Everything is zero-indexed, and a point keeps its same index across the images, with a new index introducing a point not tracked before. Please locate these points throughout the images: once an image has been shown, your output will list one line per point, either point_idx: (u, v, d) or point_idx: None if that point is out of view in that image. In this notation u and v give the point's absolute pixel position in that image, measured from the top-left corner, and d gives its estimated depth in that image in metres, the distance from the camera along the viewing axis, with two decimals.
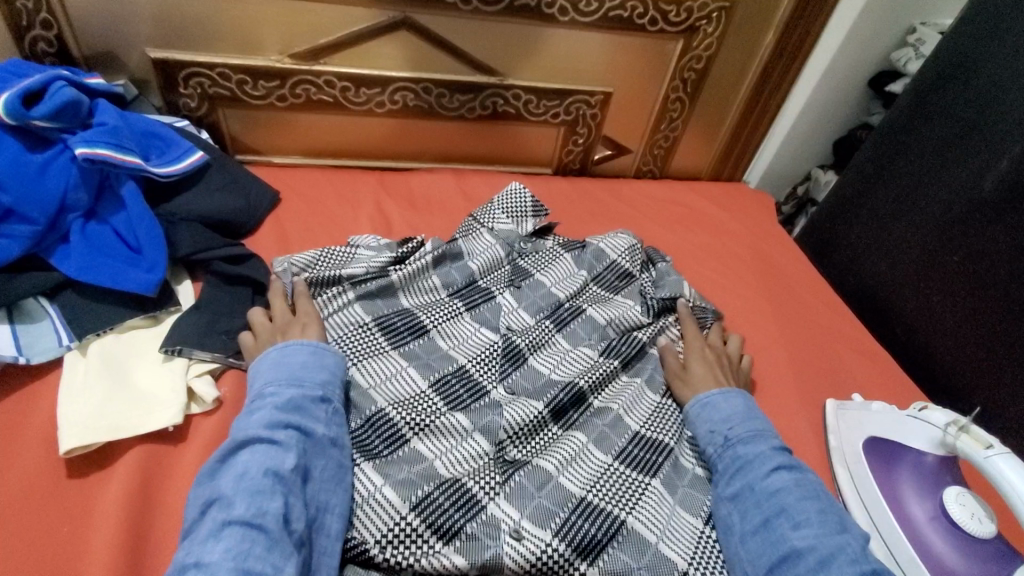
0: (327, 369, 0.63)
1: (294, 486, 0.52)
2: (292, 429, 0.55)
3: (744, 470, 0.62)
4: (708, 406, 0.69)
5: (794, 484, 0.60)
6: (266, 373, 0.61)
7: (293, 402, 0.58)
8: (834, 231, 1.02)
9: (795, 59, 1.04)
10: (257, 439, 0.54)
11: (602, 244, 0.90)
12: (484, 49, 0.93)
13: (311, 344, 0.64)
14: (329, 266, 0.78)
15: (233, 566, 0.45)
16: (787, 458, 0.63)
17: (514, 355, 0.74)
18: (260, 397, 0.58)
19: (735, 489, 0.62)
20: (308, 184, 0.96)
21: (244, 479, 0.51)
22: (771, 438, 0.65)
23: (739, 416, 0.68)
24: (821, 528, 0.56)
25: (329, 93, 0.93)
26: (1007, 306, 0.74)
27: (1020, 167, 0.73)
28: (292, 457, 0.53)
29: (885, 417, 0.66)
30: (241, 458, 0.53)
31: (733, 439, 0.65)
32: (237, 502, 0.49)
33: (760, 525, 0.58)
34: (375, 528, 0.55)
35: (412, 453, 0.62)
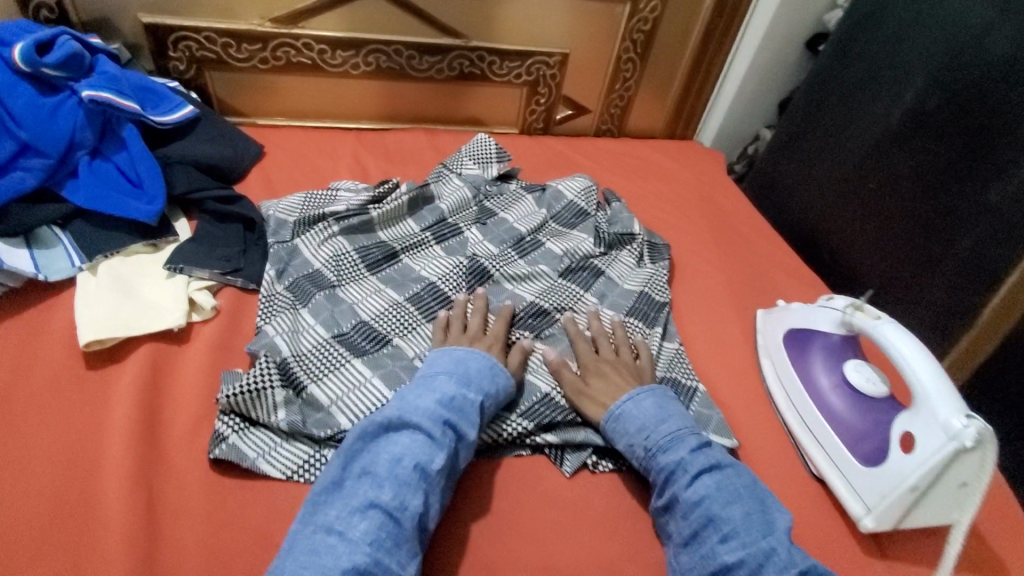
0: (497, 384, 0.65)
1: (434, 484, 0.55)
2: (451, 429, 0.58)
3: (670, 481, 0.60)
4: (621, 419, 0.64)
5: (716, 491, 0.58)
6: (446, 364, 0.64)
7: (459, 406, 0.60)
8: (773, 175, 1.13)
9: (734, 21, 1.15)
10: (418, 428, 0.57)
11: (560, 187, 0.99)
12: (448, 12, 1.02)
13: (491, 361, 0.66)
14: (313, 207, 0.87)
15: (367, 552, 0.49)
16: (708, 462, 0.60)
17: (480, 274, 0.83)
18: (431, 385, 0.61)
19: (665, 501, 0.59)
20: (291, 142, 1.04)
21: (397, 466, 0.55)
22: (689, 437, 0.62)
23: (654, 420, 0.64)
24: (748, 536, 0.54)
25: (308, 56, 1.01)
26: (914, 221, 0.84)
27: (924, 98, 0.83)
28: (442, 456, 0.56)
29: (800, 312, 0.76)
30: (399, 441, 0.56)
31: (653, 449, 0.62)
32: (386, 487, 0.53)
33: (689, 536, 0.56)
34: (355, 414, 0.62)
35: (396, 350, 0.70)
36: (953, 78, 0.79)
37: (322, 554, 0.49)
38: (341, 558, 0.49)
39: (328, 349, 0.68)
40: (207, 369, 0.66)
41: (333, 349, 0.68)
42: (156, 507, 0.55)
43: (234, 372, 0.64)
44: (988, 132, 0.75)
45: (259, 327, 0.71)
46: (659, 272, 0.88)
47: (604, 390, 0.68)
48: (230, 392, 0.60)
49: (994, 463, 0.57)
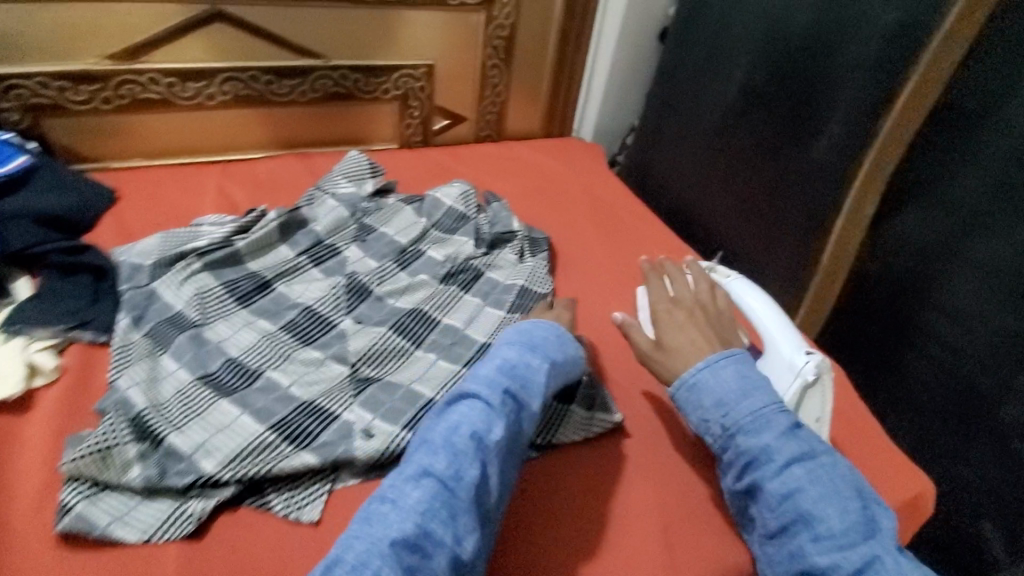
0: (564, 353, 0.68)
1: (493, 457, 0.57)
2: (508, 399, 0.60)
3: (754, 466, 0.59)
4: (696, 388, 0.63)
5: (807, 482, 0.57)
6: (510, 337, 0.68)
7: (515, 378, 0.62)
8: (644, 160, 1.19)
9: (587, 21, 1.21)
10: (475, 398, 0.60)
11: (438, 194, 1.00)
12: (302, 35, 1.01)
13: (557, 331, 0.69)
14: (171, 246, 0.82)
15: (417, 522, 0.51)
16: (795, 449, 0.59)
17: (359, 291, 0.82)
18: (490, 358, 0.64)
19: (745, 484, 0.59)
20: (150, 182, 0.98)
21: (452, 435, 0.57)
22: (779, 417, 0.60)
23: (734, 395, 0.62)
24: (844, 538, 0.55)
25: (156, 90, 0.97)
26: (763, 186, 0.91)
27: (751, 74, 0.91)
28: (498, 427, 0.58)
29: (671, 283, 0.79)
30: (455, 414, 0.59)
31: (733, 428, 0.61)
32: (440, 457, 0.55)
33: (776, 528, 0.57)
34: (221, 455, 0.59)
35: (270, 382, 0.67)
36: (768, 51, 0.88)
37: (376, 523, 0.51)
38: (392, 526, 0.51)
39: (191, 392, 0.64)
40: (53, 434, 0.61)
41: (197, 392, 0.64)
42: None
43: (82, 435, 0.60)
44: (802, 94, 0.84)
45: (113, 381, 0.66)
46: (539, 265, 0.91)
47: (681, 347, 0.67)
48: (74, 457, 0.56)
49: (832, 397, 0.65)
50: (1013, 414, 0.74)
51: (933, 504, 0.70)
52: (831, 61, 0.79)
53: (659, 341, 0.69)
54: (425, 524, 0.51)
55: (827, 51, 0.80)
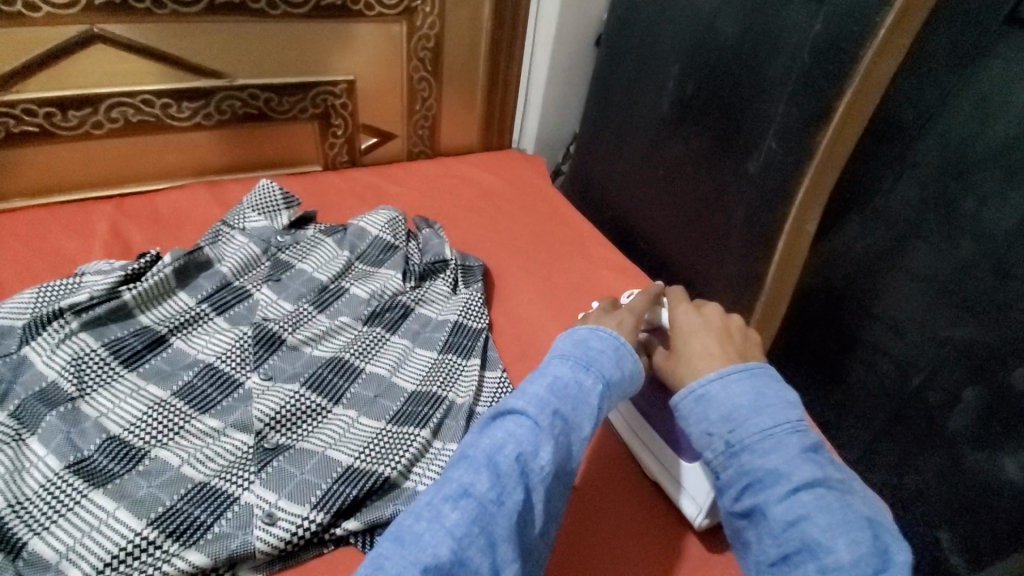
0: (622, 370, 0.56)
1: (539, 481, 0.49)
2: (560, 420, 0.51)
3: (756, 488, 0.47)
4: (703, 399, 0.52)
5: (820, 510, 0.44)
6: (564, 344, 0.58)
7: (572, 395, 0.53)
8: (586, 173, 1.14)
9: (518, 30, 1.15)
10: (524, 415, 0.51)
11: (362, 223, 0.92)
12: (200, 53, 0.91)
13: (614, 342, 0.57)
14: (47, 303, 0.71)
15: (450, 550, 0.44)
16: (811, 471, 0.46)
17: (270, 341, 0.73)
18: (548, 366, 0.55)
19: (746, 508, 0.47)
20: (28, 224, 0.87)
21: (494, 454, 0.49)
22: (791, 434, 0.48)
23: (746, 409, 0.50)
24: (857, 574, 0.41)
25: (32, 122, 0.86)
26: (704, 201, 0.87)
27: (683, 86, 0.87)
28: (548, 450, 0.49)
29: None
30: (500, 430, 0.51)
31: (738, 445, 0.48)
32: (479, 479, 0.47)
33: (779, 559, 0.44)
34: (88, 565, 0.50)
35: (156, 464, 0.58)
36: (699, 61, 0.84)
37: (405, 541, 0.44)
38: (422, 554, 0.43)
39: (56, 487, 0.55)
40: None
41: (66, 484, 0.55)
42: None
43: None
44: (735, 107, 0.79)
45: None
46: (472, 296, 0.84)
47: (689, 352, 0.58)
48: None
49: None
50: (957, 424, 0.71)
51: None
52: (760, 74, 0.75)
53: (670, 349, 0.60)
54: (459, 553, 0.44)
55: (758, 63, 0.75)
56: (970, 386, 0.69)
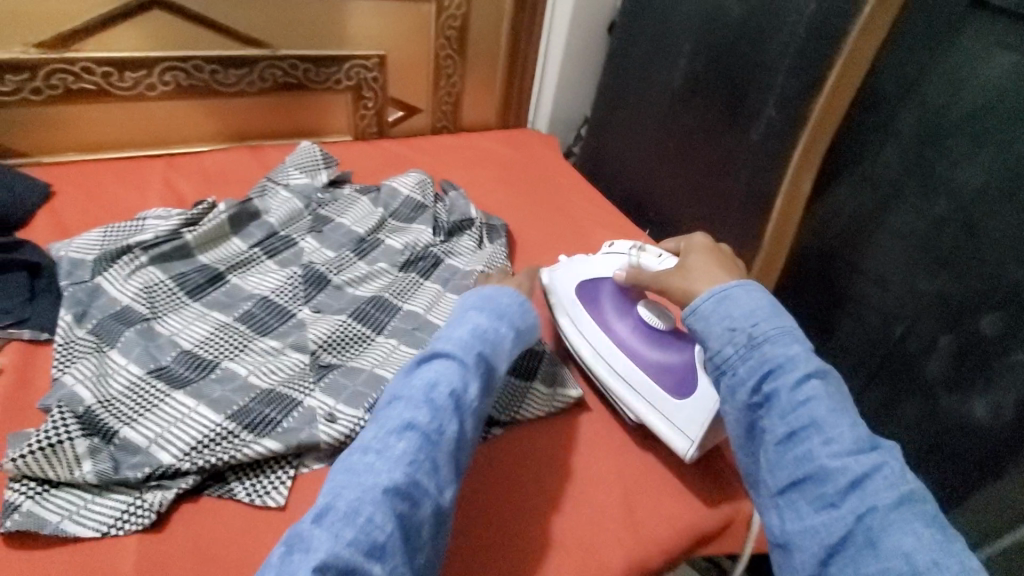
0: (526, 321, 0.65)
1: (471, 413, 0.54)
2: (482, 361, 0.57)
3: (772, 376, 0.51)
4: (726, 299, 0.55)
5: (826, 394, 0.49)
6: (474, 301, 0.63)
7: (490, 342, 0.59)
8: (598, 150, 1.22)
9: (537, 14, 1.23)
10: (453, 357, 0.56)
11: (394, 184, 0.99)
12: (247, 22, 0.98)
13: (518, 296, 0.66)
14: (115, 241, 0.78)
15: (406, 472, 0.46)
16: (818, 363, 0.51)
17: (317, 280, 0.81)
18: (464, 318, 0.61)
19: (760, 394, 0.51)
20: (86, 176, 0.94)
21: (433, 390, 0.52)
22: (801, 333, 0.53)
23: (765, 311, 0.54)
24: (852, 444, 0.47)
25: (90, 80, 0.92)
26: (711, 169, 0.95)
27: (693, 63, 0.95)
28: (474, 386, 0.54)
29: (593, 266, 0.79)
30: (432, 369, 0.54)
31: (758, 337, 0.52)
32: (421, 411, 0.50)
33: (786, 437, 0.48)
34: (178, 447, 0.58)
35: (226, 372, 0.66)
36: (709, 40, 0.92)
37: (362, 473, 0.46)
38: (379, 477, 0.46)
39: (141, 388, 0.62)
40: None
41: (148, 386, 0.63)
42: None
43: (23, 434, 0.56)
44: (741, 80, 0.88)
45: (54, 378, 0.62)
46: (497, 249, 0.92)
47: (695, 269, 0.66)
48: (16, 455, 0.52)
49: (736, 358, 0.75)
50: (933, 369, 0.78)
51: None
52: (764, 50, 0.84)
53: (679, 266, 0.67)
54: (412, 475, 0.46)
55: (762, 39, 0.84)
56: (944, 334, 0.77)
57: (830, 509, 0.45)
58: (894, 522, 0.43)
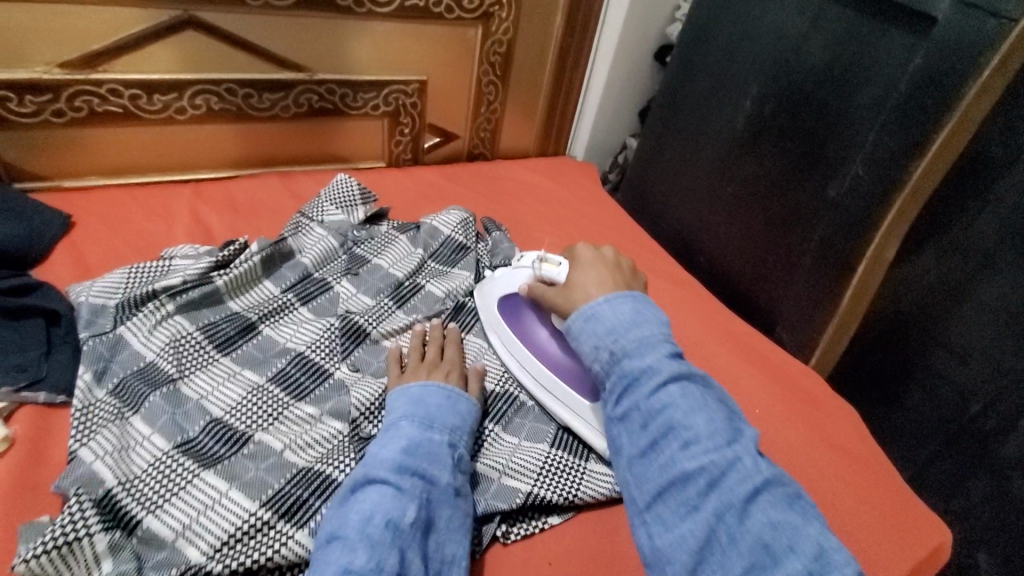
0: (460, 416, 0.62)
1: (413, 541, 0.51)
2: (417, 478, 0.54)
3: (633, 387, 0.55)
4: (593, 318, 0.60)
5: (682, 398, 0.53)
6: (405, 406, 0.61)
7: (425, 451, 0.57)
8: (644, 185, 1.15)
9: (585, 40, 1.16)
10: (383, 482, 0.53)
11: (435, 223, 0.93)
12: (284, 45, 0.92)
13: (446, 388, 0.64)
14: (139, 284, 0.72)
15: None
16: (677, 367, 0.55)
17: (355, 333, 0.74)
18: (389, 429, 0.59)
19: (624, 408, 0.55)
20: (108, 204, 0.88)
21: (366, 524, 0.50)
22: (661, 342, 0.57)
23: (626, 324, 0.58)
24: (710, 443, 0.51)
25: (117, 103, 0.86)
26: (773, 221, 0.88)
27: (761, 106, 0.89)
28: (411, 508, 0.52)
29: (504, 278, 0.80)
30: (364, 500, 0.52)
31: (619, 353, 0.57)
32: (357, 551, 0.48)
33: (647, 446, 0.53)
34: (207, 542, 0.51)
35: (260, 447, 0.60)
36: (782, 84, 0.86)
37: None
38: None
39: (166, 465, 0.56)
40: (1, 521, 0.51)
41: (175, 463, 0.56)
42: None
43: (36, 524, 0.50)
44: (820, 130, 0.81)
45: (71, 453, 0.56)
46: None
47: (586, 281, 0.68)
48: (29, 556, 0.47)
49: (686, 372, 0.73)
50: (1008, 449, 0.75)
51: (947, 555, 0.69)
52: (848, 101, 0.77)
53: (570, 280, 0.69)
54: None
55: (847, 89, 0.77)
56: None
57: (693, 512, 0.49)
58: (750, 512, 0.47)
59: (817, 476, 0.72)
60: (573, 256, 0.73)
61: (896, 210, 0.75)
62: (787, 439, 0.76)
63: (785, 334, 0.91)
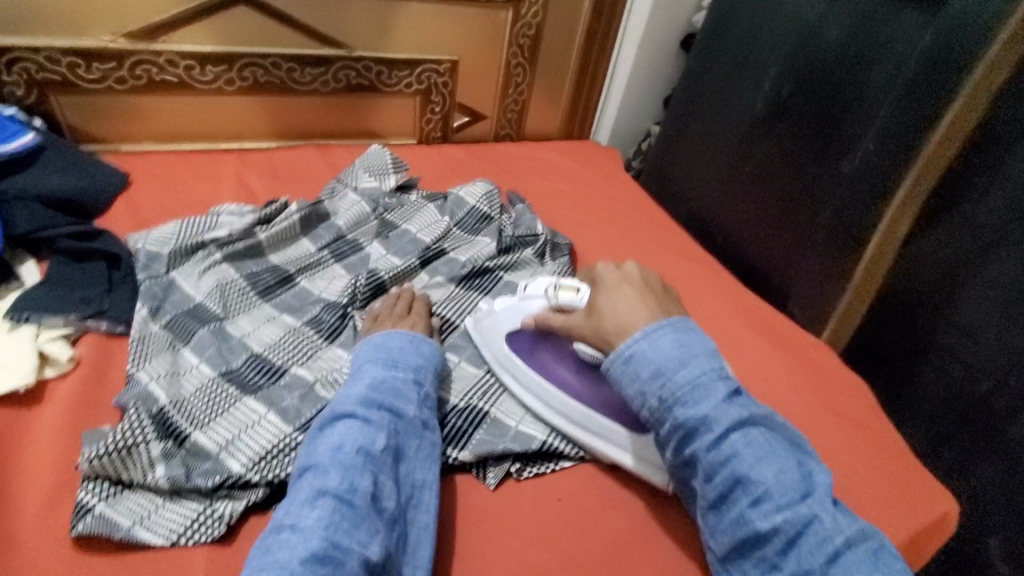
0: (422, 356, 0.65)
1: (383, 467, 0.53)
2: (385, 411, 0.56)
3: (692, 437, 0.53)
4: (634, 359, 0.56)
5: (746, 448, 0.51)
6: (368, 352, 0.63)
7: (389, 386, 0.59)
8: (664, 168, 1.18)
9: (612, 25, 1.19)
10: (353, 415, 0.55)
11: (462, 194, 0.98)
12: (327, 22, 0.98)
13: (411, 334, 0.66)
14: (189, 235, 0.79)
15: (324, 536, 0.45)
16: (737, 413, 0.52)
17: (382, 288, 0.80)
18: (356, 374, 0.60)
19: (686, 458, 0.53)
20: (161, 166, 0.95)
21: (338, 451, 0.52)
22: (716, 383, 0.54)
23: (673, 364, 0.55)
24: (782, 498, 0.49)
25: (173, 73, 0.93)
26: (788, 199, 0.91)
27: (779, 87, 0.91)
28: (381, 437, 0.54)
29: (509, 313, 0.72)
30: (335, 432, 0.54)
31: (670, 400, 0.54)
32: (331, 473, 0.50)
33: (716, 499, 0.51)
34: (247, 455, 0.57)
35: (295, 380, 0.65)
36: (800, 66, 0.88)
37: (276, 552, 0.45)
38: (298, 550, 0.45)
39: (213, 389, 0.62)
40: (68, 428, 0.57)
41: (220, 388, 0.62)
42: None
43: (99, 431, 0.56)
44: (835, 109, 0.83)
45: (130, 375, 0.62)
46: (562, 269, 0.89)
47: (616, 308, 0.62)
48: (93, 455, 0.52)
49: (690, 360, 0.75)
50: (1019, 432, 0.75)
51: (954, 525, 0.71)
52: (865, 81, 0.79)
53: (592, 307, 0.64)
54: (332, 537, 0.45)
55: (862, 67, 0.79)
56: None
57: (773, 574, 0.48)
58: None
59: (821, 441, 0.74)
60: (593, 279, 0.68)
61: (909, 181, 0.77)
62: (795, 407, 0.78)
63: (799, 311, 0.93)
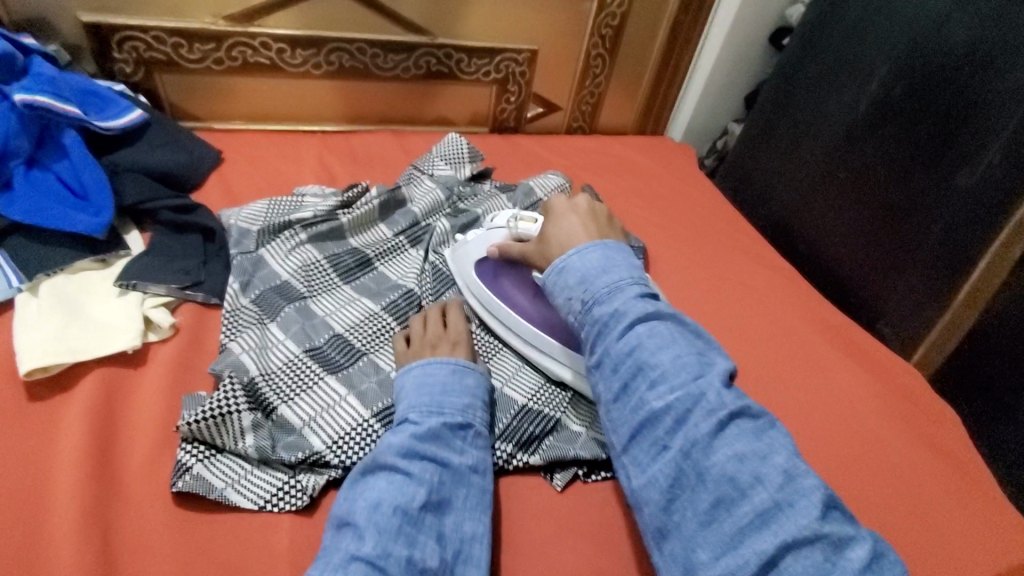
0: (466, 389, 0.60)
1: (424, 528, 0.49)
2: (429, 463, 0.53)
3: (602, 333, 0.53)
4: (565, 271, 0.57)
5: (648, 337, 0.51)
6: (409, 394, 0.59)
7: (432, 431, 0.55)
8: (745, 168, 1.13)
9: (699, 17, 1.14)
10: (394, 470, 0.51)
11: (533, 185, 0.97)
12: (414, 9, 0.99)
13: (451, 363, 0.62)
14: (277, 214, 0.81)
15: None
16: (644, 307, 0.53)
17: (450, 278, 0.80)
18: (402, 422, 0.56)
19: (596, 356, 0.53)
20: (250, 145, 0.99)
21: (376, 511, 0.49)
22: (630, 286, 0.54)
23: (594, 272, 0.56)
24: (677, 379, 0.49)
25: (265, 55, 0.96)
26: (887, 209, 0.85)
27: (889, 88, 0.85)
28: (422, 492, 0.50)
29: (476, 242, 0.77)
30: (374, 488, 0.50)
31: (590, 302, 0.54)
32: (367, 537, 0.47)
33: (619, 391, 0.50)
34: (328, 435, 0.59)
35: (372, 365, 0.67)
36: (914, 65, 0.81)
37: None
38: None
39: (299, 366, 0.64)
40: (167, 391, 0.61)
41: (305, 364, 0.65)
42: (112, 545, 0.51)
43: (196, 397, 0.59)
44: (955, 114, 0.76)
45: (223, 345, 0.66)
46: None
47: (560, 234, 0.64)
48: (191, 419, 0.55)
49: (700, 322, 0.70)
50: None
51: None
52: (992, 86, 0.73)
53: (543, 235, 0.66)
54: None
55: (993, 71, 0.72)
56: None
57: (663, 452, 0.47)
58: (715, 444, 0.46)
59: (906, 470, 0.70)
60: (544, 209, 0.69)
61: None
62: (877, 430, 0.74)
63: (888, 331, 0.87)
